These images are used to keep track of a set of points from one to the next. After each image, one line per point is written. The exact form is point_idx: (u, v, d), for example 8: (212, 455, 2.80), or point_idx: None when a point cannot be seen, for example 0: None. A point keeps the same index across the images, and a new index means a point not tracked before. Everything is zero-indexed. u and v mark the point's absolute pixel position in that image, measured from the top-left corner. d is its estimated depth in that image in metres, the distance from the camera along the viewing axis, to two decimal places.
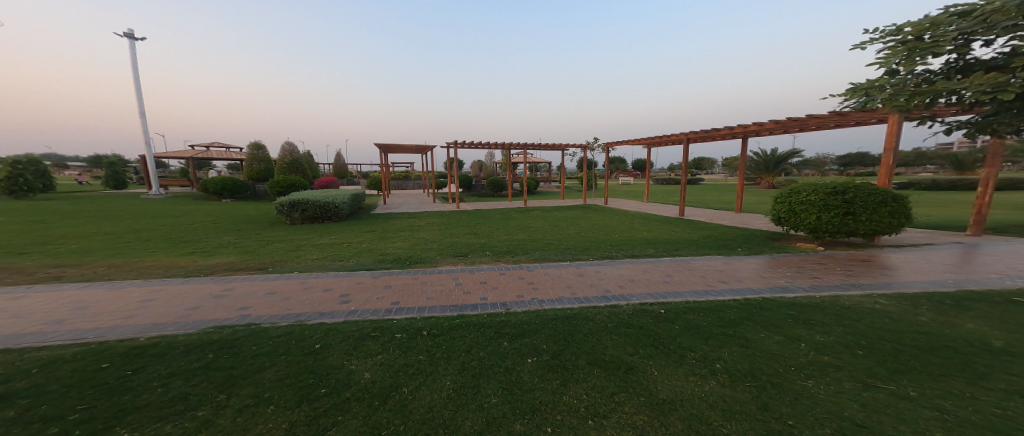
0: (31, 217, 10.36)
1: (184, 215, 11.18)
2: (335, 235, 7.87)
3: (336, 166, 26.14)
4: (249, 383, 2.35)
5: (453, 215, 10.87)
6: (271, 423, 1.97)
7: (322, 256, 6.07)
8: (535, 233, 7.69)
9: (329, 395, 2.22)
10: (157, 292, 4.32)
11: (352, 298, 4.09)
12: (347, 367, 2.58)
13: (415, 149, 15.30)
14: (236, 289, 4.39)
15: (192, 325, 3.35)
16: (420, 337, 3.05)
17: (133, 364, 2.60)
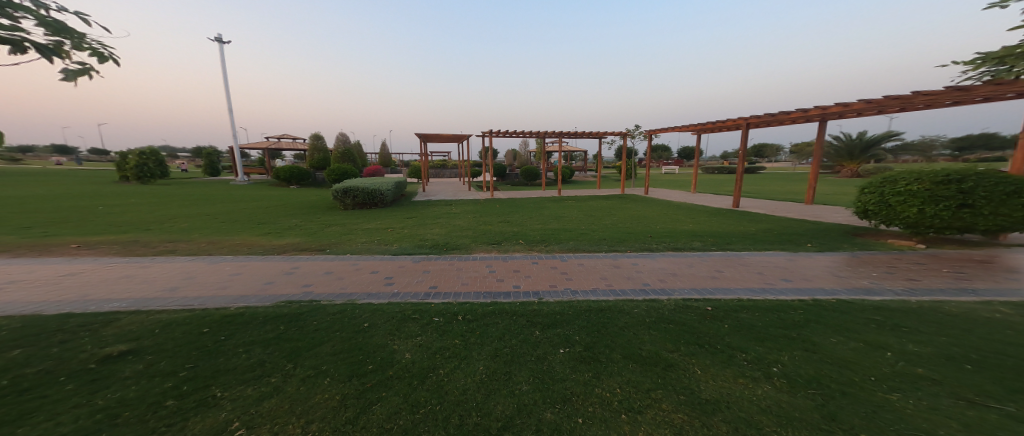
0: (135, 198, 12.00)
1: (253, 199, 12.36)
2: (380, 221, 8.28)
3: (380, 154, 27.40)
4: (310, 355, 2.57)
5: (488, 203, 10.99)
6: (326, 394, 2.14)
7: (371, 240, 6.43)
8: (568, 223, 7.60)
9: (376, 372, 2.37)
10: (244, 266, 4.84)
11: (395, 280, 4.31)
12: (389, 346, 2.72)
13: (452, 138, 15.56)
14: (302, 267, 4.79)
15: (266, 298, 3.72)
16: (455, 322, 3.15)
17: (224, 329, 2.96)
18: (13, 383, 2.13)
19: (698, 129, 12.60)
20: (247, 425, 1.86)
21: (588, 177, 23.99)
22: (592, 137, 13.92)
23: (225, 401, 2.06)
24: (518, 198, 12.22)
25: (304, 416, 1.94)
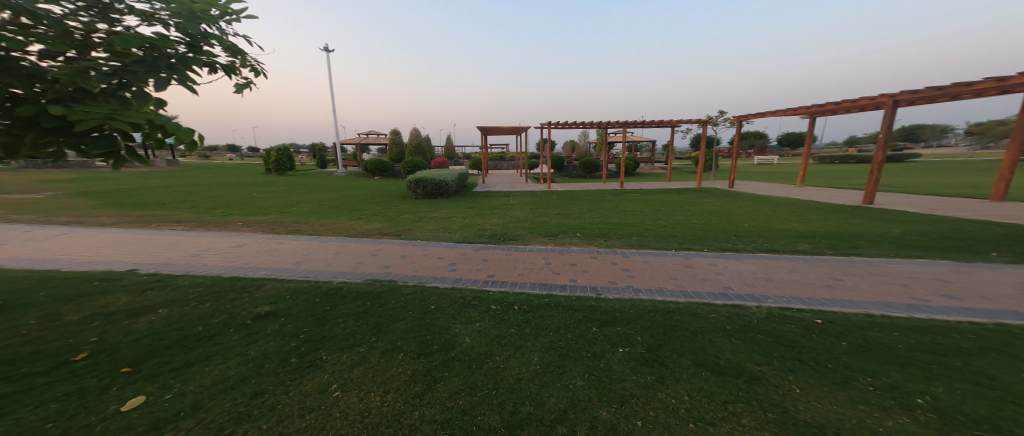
0: (252, 186, 14.29)
1: (340, 188, 13.90)
2: (444, 210, 8.72)
3: (446, 147, 28.74)
4: (388, 331, 2.83)
5: (547, 196, 10.89)
6: (398, 368, 2.32)
7: (437, 227, 6.81)
8: (632, 217, 7.23)
9: (439, 352, 2.52)
10: (343, 246, 5.50)
11: (458, 267, 4.52)
12: (451, 329, 2.87)
13: (512, 130, 15.68)
14: (385, 250, 5.27)
15: (355, 276, 4.18)
16: (512, 312, 3.20)
17: (329, 301, 3.39)
18: (205, 330, 2.82)
19: (817, 112, 10.95)
20: (339, 388, 2.11)
21: (654, 169, 22.51)
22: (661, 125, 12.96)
23: (324, 364, 2.37)
24: (578, 191, 11.92)
25: (382, 386, 2.14)
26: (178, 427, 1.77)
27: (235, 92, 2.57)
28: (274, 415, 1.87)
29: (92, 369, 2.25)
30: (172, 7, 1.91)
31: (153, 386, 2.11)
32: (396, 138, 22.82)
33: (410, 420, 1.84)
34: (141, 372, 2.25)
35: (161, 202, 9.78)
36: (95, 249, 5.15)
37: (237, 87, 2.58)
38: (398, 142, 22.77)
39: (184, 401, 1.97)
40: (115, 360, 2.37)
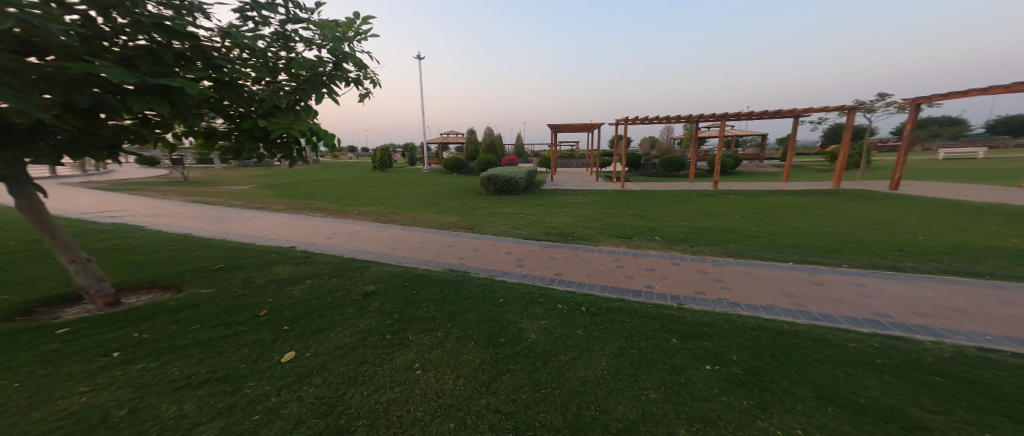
0: (350, 180, 16.39)
1: (420, 184, 15.13)
2: (513, 206, 8.92)
3: (516, 145, 29.10)
4: (461, 319, 3.01)
5: (619, 195, 10.34)
6: (468, 355, 2.46)
7: (506, 223, 6.99)
8: (717, 222, 6.49)
9: (506, 345, 2.59)
10: (425, 236, 6.02)
11: (526, 263, 4.58)
12: (518, 324, 2.93)
13: (584, 127, 15.26)
14: (460, 242, 5.62)
15: (435, 264, 4.54)
16: (578, 312, 3.13)
17: (415, 285, 3.75)
18: (334, 301, 3.35)
19: None
20: (421, 367, 2.32)
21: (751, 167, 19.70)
22: (782, 115, 11.06)
23: (409, 343, 2.62)
24: (654, 191, 11.08)
25: (455, 370, 2.29)
26: (308, 382, 2.14)
27: (360, 101, 3.13)
28: (369, 384, 2.13)
29: (266, 324, 2.89)
30: (328, 34, 2.80)
31: (297, 344, 2.59)
32: (472, 137, 24.03)
33: (477, 407, 1.93)
34: (297, 330, 2.80)
35: (284, 192, 11.79)
36: (248, 228, 6.49)
37: (361, 97, 3.16)
38: (473, 140, 23.93)
39: (315, 360, 2.38)
40: (280, 318, 3.00)
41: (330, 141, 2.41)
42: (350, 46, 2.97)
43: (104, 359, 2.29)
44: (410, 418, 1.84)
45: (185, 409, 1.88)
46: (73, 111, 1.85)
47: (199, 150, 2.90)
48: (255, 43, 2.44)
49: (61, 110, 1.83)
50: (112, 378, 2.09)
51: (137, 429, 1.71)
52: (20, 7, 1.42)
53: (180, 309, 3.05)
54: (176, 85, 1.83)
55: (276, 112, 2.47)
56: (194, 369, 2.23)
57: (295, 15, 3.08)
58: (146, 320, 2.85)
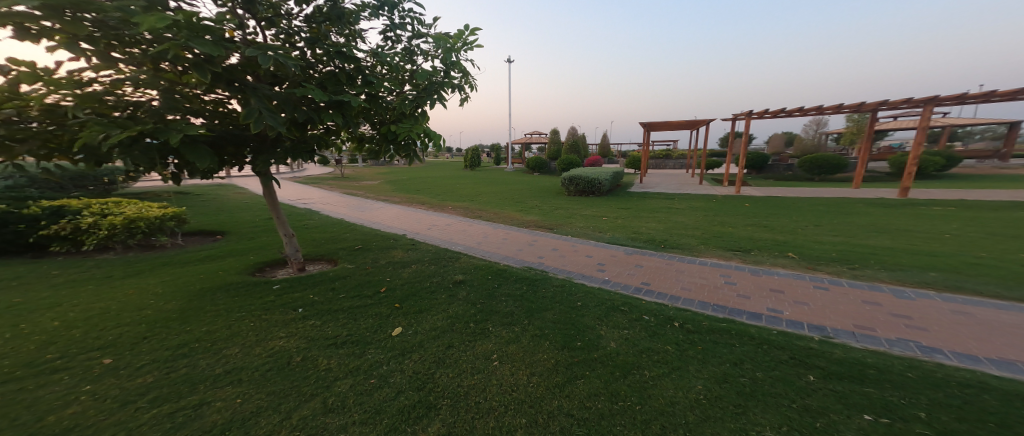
0: (440, 177, 17.72)
1: (502, 183, 15.58)
2: (595, 208, 8.56)
3: (600, 144, 27.87)
4: (538, 317, 2.96)
5: (722, 201, 9.10)
6: (545, 355, 2.40)
7: (586, 225, 6.74)
8: (857, 240, 5.26)
9: (581, 350, 2.45)
10: (506, 233, 6.15)
11: (608, 268, 4.28)
12: (597, 329, 2.75)
13: (684, 124, 13.75)
14: (540, 241, 5.59)
15: (516, 262, 4.57)
16: (669, 327, 2.78)
17: (497, 279, 3.87)
18: (431, 287, 3.64)
19: None
20: (498, 359, 2.36)
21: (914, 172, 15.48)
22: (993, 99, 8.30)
23: (489, 334, 2.69)
24: (769, 198, 9.46)
25: (530, 367, 2.26)
26: (409, 357, 2.37)
27: (460, 105, 3.39)
28: (454, 367, 2.26)
29: (382, 299, 3.30)
30: (442, 46, 3.10)
31: (404, 321, 2.89)
32: (556, 137, 23.87)
33: (549, 408, 1.88)
34: (405, 308, 3.14)
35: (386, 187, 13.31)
36: (365, 217, 7.56)
37: (462, 101, 3.41)
38: (557, 140, 23.70)
39: (414, 338, 2.62)
40: (393, 295, 3.40)
41: (439, 142, 2.67)
42: (459, 56, 3.22)
43: (294, 312, 2.95)
44: (486, 406, 1.89)
45: (331, 363, 2.25)
46: (296, 127, 2.68)
47: (355, 152, 3.51)
48: (388, 57, 2.89)
49: (290, 124, 2.64)
50: (294, 329, 2.66)
51: (301, 374, 2.12)
52: (274, 50, 2.12)
53: (320, 280, 3.68)
54: (348, 101, 2.44)
55: (402, 117, 2.83)
56: (337, 330, 2.67)
57: (418, 31, 3.48)
58: (304, 285, 3.53)
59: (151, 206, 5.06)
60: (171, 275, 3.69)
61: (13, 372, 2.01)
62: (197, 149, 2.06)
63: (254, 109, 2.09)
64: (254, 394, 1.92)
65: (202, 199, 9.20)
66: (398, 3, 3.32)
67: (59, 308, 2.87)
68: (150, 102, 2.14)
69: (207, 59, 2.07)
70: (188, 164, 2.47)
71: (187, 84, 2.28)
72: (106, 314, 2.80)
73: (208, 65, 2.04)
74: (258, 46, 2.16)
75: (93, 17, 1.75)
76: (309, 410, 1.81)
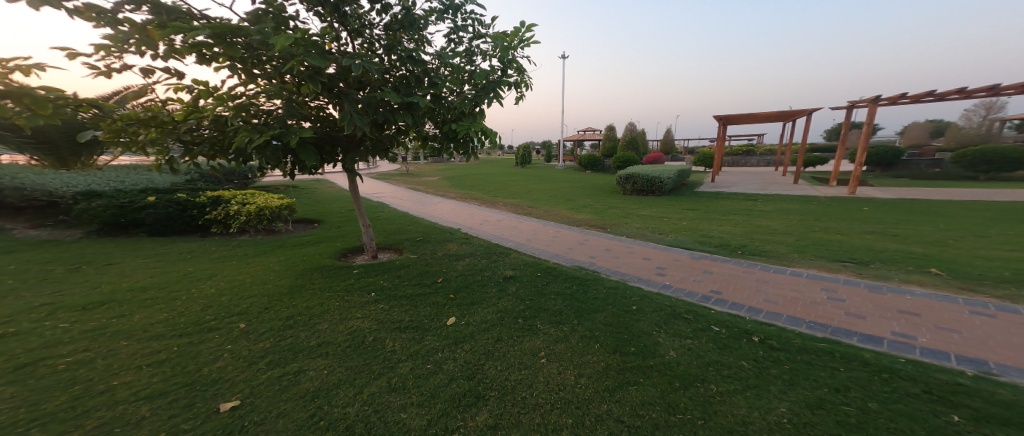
0: (493, 174, 17.96)
1: (554, 181, 15.32)
2: (655, 209, 7.97)
3: (663, 141, 26.06)
4: (588, 318, 2.78)
5: (813, 204, 7.83)
6: (595, 357, 2.22)
7: (645, 226, 6.27)
8: (1003, 253, 4.17)
9: (637, 355, 2.22)
10: (557, 232, 5.98)
11: (668, 272, 3.92)
12: (653, 336, 2.46)
13: (775, 116, 12.09)
14: (592, 241, 5.35)
15: (567, 261, 4.41)
16: (745, 341, 2.35)
17: (546, 277, 3.75)
18: (480, 282, 3.61)
19: None
20: (546, 357, 2.25)
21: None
22: None
23: (537, 331, 2.59)
24: (876, 200, 7.93)
25: (578, 368, 2.12)
26: (462, 346, 2.37)
27: (515, 104, 3.31)
28: (502, 361, 2.20)
29: (438, 289, 3.38)
30: (499, 44, 3.05)
31: (457, 312, 2.91)
32: (612, 134, 22.93)
33: (598, 411, 1.74)
34: (459, 300, 3.17)
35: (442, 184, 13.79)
36: (423, 211, 7.91)
37: (517, 99, 3.33)
38: (613, 137, 22.75)
39: (466, 329, 2.61)
40: (448, 286, 3.47)
41: (495, 139, 2.68)
42: (515, 53, 3.13)
43: (368, 295, 3.15)
44: (532, 402, 1.80)
45: (396, 346, 2.34)
46: (375, 127, 2.88)
47: (421, 151, 3.64)
48: (450, 58, 2.95)
49: (371, 126, 2.87)
50: (367, 312, 2.83)
51: (371, 353, 2.23)
52: (361, 59, 2.32)
53: (379, 268, 3.87)
54: (416, 102, 2.70)
55: (462, 117, 2.88)
56: (401, 316, 2.79)
57: (478, 31, 3.47)
58: (376, 271, 3.78)
59: (270, 196, 5.69)
60: (256, 255, 4.14)
61: (184, 327, 2.42)
62: (306, 149, 2.43)
63: (346, 113, 2.39)
64: (334, 367, 2.06)
65: (291, 190, 10.43)
66: (461, 4, 3.34)
67: (163, 278, 3.33)
68: (273, 111, 2.52)
69: (314, 70, 2.36)
70: (298, 163, 2.89)
71: (301, 94, 2.61)
72: (205, 284, 3.22)
73: (316, 76, 2.34)
74: (347, 56, 2.38)
75: (243, 41, 2.18)
76: (377, 387, 1.88)
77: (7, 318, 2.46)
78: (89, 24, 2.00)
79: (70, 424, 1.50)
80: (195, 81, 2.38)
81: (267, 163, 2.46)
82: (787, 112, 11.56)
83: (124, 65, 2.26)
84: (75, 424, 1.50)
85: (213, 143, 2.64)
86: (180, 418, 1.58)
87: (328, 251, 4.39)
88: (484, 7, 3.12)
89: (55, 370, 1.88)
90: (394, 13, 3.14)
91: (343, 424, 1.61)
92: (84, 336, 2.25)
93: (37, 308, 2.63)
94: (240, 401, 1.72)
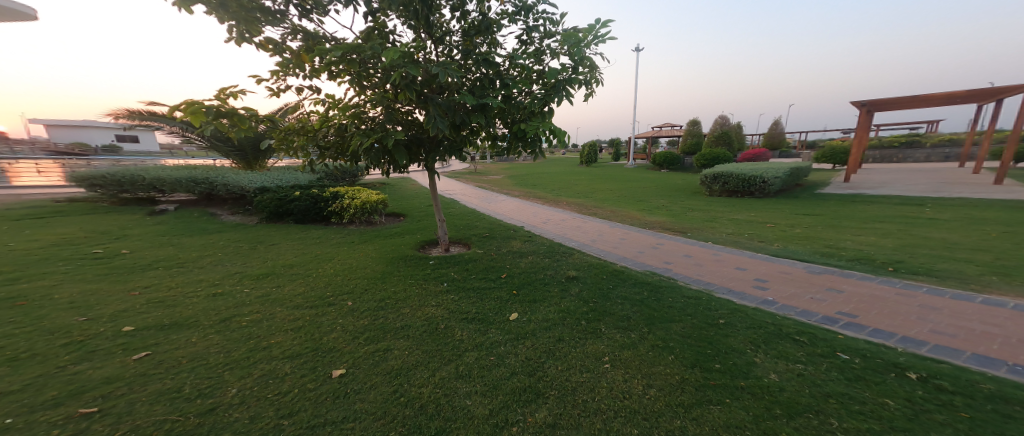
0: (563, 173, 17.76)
1: (626, 180, 14.58)
2: (747, 213, 7.13)
3: (767, 135, 22.87)
4: (662, 327, 2.61)
5: (1005, 212, 6.10)
6: (669, 369, 2.09)
7: (740, 232, 5.65)
8: None
9: (723, 373, 2.02)
10: (625, 233, 5.73)
11: (770, 286, 3.48)
12: (747, 354, 2.22)
13: (960, 96, 9.61)
14: (666, 245, 5.02)
15: (638, 265, 4.21)
16: (893, 377, 1.97)
17: (613, 280, 3.62)
18: (551, 280, 3.62)
19: None
20: (610, 362, 2.18)
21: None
22: None
23: (601, 335, 2.51)
24: None
25: (647, 377, 2.02)
26: (523, 342, 2.41)
27: (584, 101, 3.26)
28: (563, 361, 2.19)
29: (502, 285, 3.48)
30: (570, 42, 3.04)
31: (520, 308, 2.98)
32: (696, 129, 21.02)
33: (669, 425, 1.64)
34: (521, 296, 3.23)
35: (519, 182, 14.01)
36: (488, 208, 8.20)
37: (586, 96, 3.27)
38: (698, 132, 20.75)
39: (528, 326, 2.66)
40: (511, 282, 3.55)
41: (563, 138, 2.66)
42: (588, 50, 3.06)
43: (441, 285, 3.40)
44: (593, 407, 1.77)
45: (464, 335, 2.48)
46: (453, 128, 3.05)
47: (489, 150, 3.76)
48: (522, 59, 3.02)
49: (451, 127, 3.07)
50: (440, 301, 3.05)
51: (443, 340, 2.40)
52: (446, 68, 2.49)
53: (450, 260, 4.14)
54: (489, 103, 2.83)
55: (531, 116, 2.93)
56: (468, 307, 2.94)
57: (548, 29, 3.48)
58: (448, 263, 4.05)
59: (369, 192, 6.35)
60: (358, 243, 4.75)
61: (312, 301, 2.88)
62: (400, 150, 2.70)
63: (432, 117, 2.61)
64: (413, 349, 2.27)
65: (383, 186, 11.68)
66: (533, 5, 3.38)
67: (287, 257, 4.01)
68: (372, 116, 2.84)
69: (409, 79, 2.58)
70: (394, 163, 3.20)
71: (397, 101, 2.88)
72: (320, 264, 3.79)
73: (408, 84, 2.56)
74: (437, 64, 2.57)
75: (358, 57, 2.50)
76: (447, 372, 2.03)
77: (216, 281, 3.24)
78: (264, 53, 2.74)
79: (245, 371, 1.91)
80: (325, 95, 2.86)
81: (370, 163, 2.83)
82: (987, 91, 9.09)
83: (288, 86, 2.93)
84: (248, 372, 1.91)
85: (338, 148, 3.05)
86: (308, 378, 1.89)
87: (410, 242, 4.84)
88: (554, 5, 3.10)
89: (240, 325, 2.42)
90: (471, 18, 3.30)
91: (418, 403, 1.76)
92: (257, 300, 2.85)
93: (232, 274, 3.42)
94: (346, 370, 1.99)
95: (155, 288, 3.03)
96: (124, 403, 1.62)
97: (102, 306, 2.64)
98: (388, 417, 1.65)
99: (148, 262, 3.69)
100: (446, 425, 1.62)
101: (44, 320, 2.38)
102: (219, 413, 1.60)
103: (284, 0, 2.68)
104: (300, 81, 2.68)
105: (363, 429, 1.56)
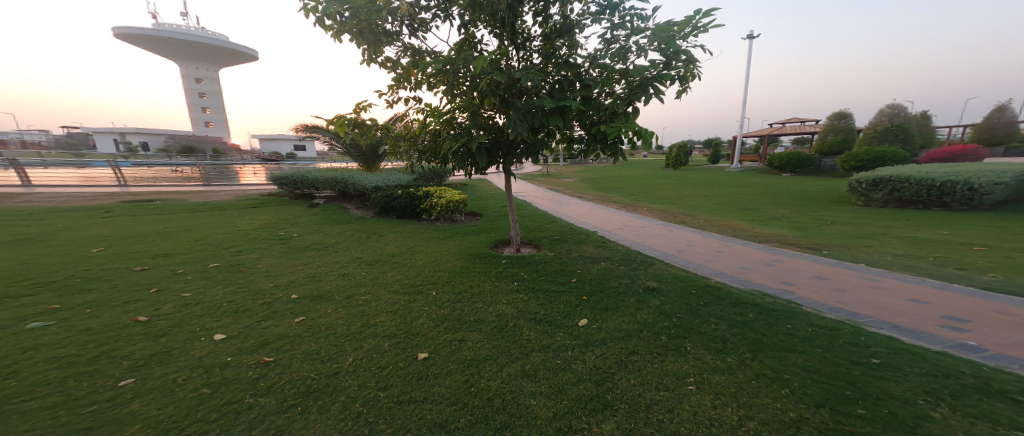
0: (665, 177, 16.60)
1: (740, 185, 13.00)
2: (912, 230, 5.83)
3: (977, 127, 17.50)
4: (778, 356, 2.32)
5: None
6: (779, 402, 1.86)
7: (918, 255, 4.62)
8: None
9: (870, 422, 1.71)
10: (726, 246, 5.19)
11: (970, 328, 2.75)
12: (916, 405, 1.82)
13: None
14: (784, 263, 4.42)
15: (745, 282, 3.81)
16: None
17: (705, 296, 3.32)
18: (635, 290, 3.47)
19: None
20: (693, 384, 2.03)
21: None
22: None
23: (684, 354, 2.36)
24: None
25: (745, 408, 1.83)
26: (591, 350, 2.40)
27: (675, 98, 3.09)
28: (636, 375, 2.12)
29: (575, 289, 3.48)
30: (661, 37, 2.91)
31: (590, 315, 2.94)
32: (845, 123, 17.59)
33: None
34: (592, 303, 3.19)
35: (618, 185, 13.52)
36: (564, 211, 8.20)
37: (677, 93, 3.10)
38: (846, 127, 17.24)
39: (598, 333, 2.62)
40: (582, 288, 3.52)
41: (648, 139, 2.55)
42: (682, 43, 2.88)
43: (512, 284, 3.55)
44: (668, 428, 1.69)
45: (531, 335, 2.56)
46: (531, 131, 3.15)
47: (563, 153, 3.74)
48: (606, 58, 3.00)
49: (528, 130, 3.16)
50: (511, 299, 3.18)
51: (512, 337, 2.52)
52: (529, 74, 2.60)
53: (522, 260, 4.27)
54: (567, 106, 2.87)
55: (612, 117, 2.86)
56: (538, 308, 3.02)
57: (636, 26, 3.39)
58: (519, 263, 4.19)
59: (445, 190, 6.89)
60: (443, 238, 5.20)
61: (408, 288, 3.25)
62: (481, 153, 2.91)
63: (512, 121, 2.76)
64: (484, 342, 2.43)
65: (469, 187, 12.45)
66: (619, 3, 3.32)
67: (388, 248, 4.59)
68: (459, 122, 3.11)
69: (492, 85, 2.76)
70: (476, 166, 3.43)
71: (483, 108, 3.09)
72: (415, 257, 4.25)
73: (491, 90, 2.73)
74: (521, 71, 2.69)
75: (451, 68, 2.76)
76: (515, 369, 2.13)
77: (344, 263, 3.88)
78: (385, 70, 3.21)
79: (359, 344, 2.27)
80: (425, 104, 3.22)
81: (456, 164, 3.10)
82: None
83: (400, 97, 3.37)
84: (361, 345, 2.26)
85: (432, 152, 3.43)
86: (399, 357, 2.17)
87: (484, 240, 5.11)
88: (645, 1, 3.00)
89: (357, 303, 2.87)
90: (552, 21, 3.39)
91: (486, 394, 1.89)
92: (369, 283, 3.33)
93: (354, 258, 4.06)
94: (429, 354, 2.23)
95: (311, 264, 3.78)
96: (288, 358, 2.08)
97: (281, 275, 3.40)
98: (459, 404, 1.80)
99: (314, 244, 4.60)
100: (510, 420, 1.71)
101: (251, 282, 3.19)
102: (342, 377, 1.94)
103: (399, 22, 3.10)
104: (403, 93, 3.10)
105: (439, 412, 1.74)
